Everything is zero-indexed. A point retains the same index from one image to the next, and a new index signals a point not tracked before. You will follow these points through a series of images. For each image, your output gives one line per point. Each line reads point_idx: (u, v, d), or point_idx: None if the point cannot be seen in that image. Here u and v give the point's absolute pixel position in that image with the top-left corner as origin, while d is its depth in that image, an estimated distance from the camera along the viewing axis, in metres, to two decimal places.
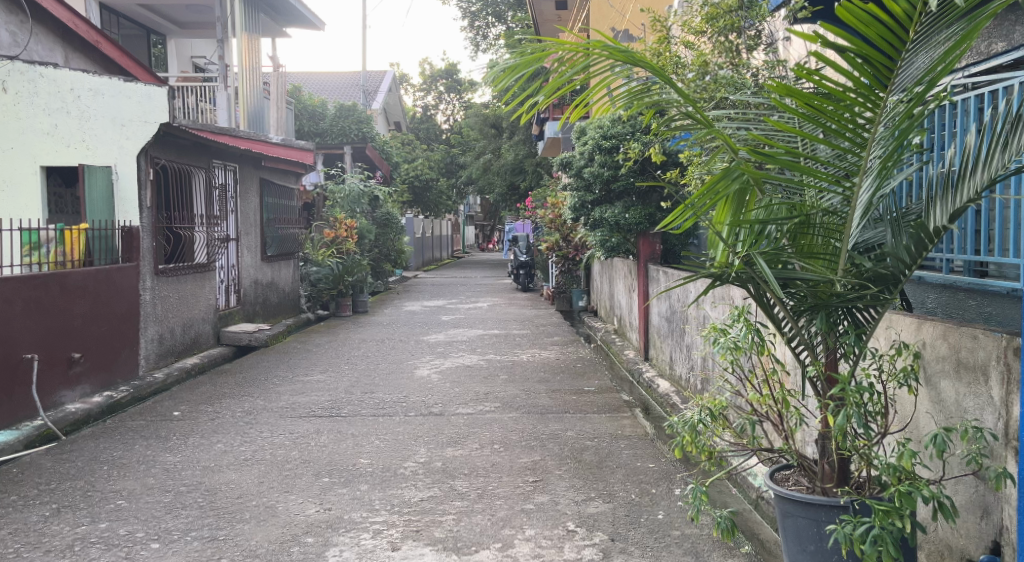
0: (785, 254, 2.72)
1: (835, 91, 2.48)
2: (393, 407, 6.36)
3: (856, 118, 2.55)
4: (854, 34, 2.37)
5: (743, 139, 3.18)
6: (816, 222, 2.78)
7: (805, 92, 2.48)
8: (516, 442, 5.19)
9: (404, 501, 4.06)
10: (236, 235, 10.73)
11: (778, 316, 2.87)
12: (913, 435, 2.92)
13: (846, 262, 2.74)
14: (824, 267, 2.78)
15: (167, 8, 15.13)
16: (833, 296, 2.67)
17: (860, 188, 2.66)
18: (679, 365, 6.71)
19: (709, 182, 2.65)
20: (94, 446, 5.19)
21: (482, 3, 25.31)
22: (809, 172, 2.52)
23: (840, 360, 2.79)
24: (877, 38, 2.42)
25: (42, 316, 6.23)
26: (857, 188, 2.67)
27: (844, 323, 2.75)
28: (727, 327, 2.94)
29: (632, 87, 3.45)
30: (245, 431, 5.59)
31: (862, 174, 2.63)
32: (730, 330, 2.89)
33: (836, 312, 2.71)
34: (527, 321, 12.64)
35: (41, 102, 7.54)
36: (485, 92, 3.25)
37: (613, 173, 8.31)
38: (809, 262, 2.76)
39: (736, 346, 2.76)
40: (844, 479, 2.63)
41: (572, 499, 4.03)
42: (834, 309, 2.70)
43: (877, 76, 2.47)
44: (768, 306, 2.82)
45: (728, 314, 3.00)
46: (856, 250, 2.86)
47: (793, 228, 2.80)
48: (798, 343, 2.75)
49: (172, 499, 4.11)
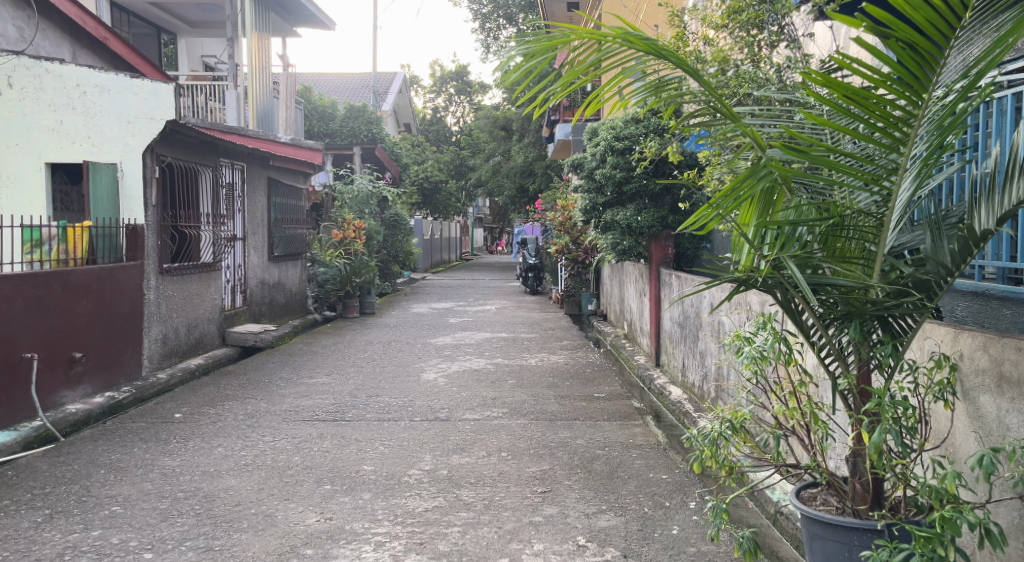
0: (817, 257, 2.57)
1: (876, 81, 2.33)
2: (399, 411, 6.22)
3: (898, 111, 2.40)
4: (900, 20, 2.22)
5: (770, 136, 3.03)
6: (850, 224, 2.63)
7: (844, 82, 2.33)
8: (524, 450, 5.05)
9: (408, 511, 3.91)
10: (243, 235, 10.62)
11: (806, 324, 2.72)
12: (950, 452, 2.77)
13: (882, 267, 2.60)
14: (859, 271, 2.62)
15: (177, 6, 15.04)
16: (868, 303, 2.52)
17: (899, 187, 2.51)
18: (692, 373, 6.55)
19: (737, 179, 2.50)
20: (92, 449, 5.07)
21: (494, 5, 25.23)
22: (845, 168, 2.37)
23: (873, 373, 2.64)
24: (925, 24, 2.26)
25: (43, 315, 6.11)
26: (895, 187, 2.52)
27: (878, 332, 2.60)
28: (750, 335, 2.78)
29: (648, 82, 3.30)
30: (247, 435, 5.47)
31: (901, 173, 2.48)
32: (755, 339, 2.74)
33: (870, 320, 2.56)
34: (535, 324, 12.50)
35: (47, 98, 7.49)
36: (495, 85, 3.10)
37: (626, 174, 8.16)
38: (842, 266, 2.61)
39: (762, 356, 2.60)
40: (877, 501, 2.50)
41: (583, 511, 3.89)
42: (868, 317, 2.55)
43: (922, 66, 2.32)
44: (796, 313, 2.67)
45: (753, 321, 2.85)
46: (892, 254, 2.71)
47: (825, 230, 2.65)
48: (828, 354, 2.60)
49: (168, 506, 3.98)
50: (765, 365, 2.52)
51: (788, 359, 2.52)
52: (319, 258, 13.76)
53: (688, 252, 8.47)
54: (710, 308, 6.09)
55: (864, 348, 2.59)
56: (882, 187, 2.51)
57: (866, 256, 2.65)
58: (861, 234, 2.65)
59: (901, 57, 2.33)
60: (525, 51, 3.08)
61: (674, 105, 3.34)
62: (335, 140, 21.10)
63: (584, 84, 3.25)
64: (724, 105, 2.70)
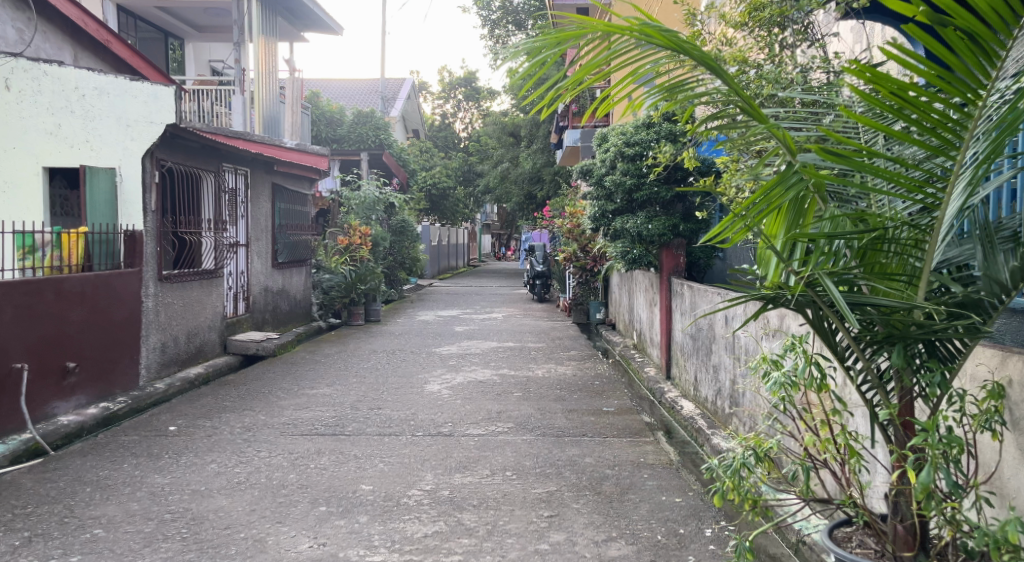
0: (855, 273, 2.37)
1: (930, 74, 2.15)
2: (400, 425, 6.01)
3: (953, 109, 2.21)
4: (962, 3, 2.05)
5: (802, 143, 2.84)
6: (892, 238, 2.43)
7: (894, 75, 2.15)
8: (530, 469, 4.83)
9: (406, 537, 3.70)
10: (246, 241, 10.46)
11: (840, 347, 2.52)
12: (998, 488, 2.57)
13: (928, 285, 2.40)
14: (901, 288, 2.42)
15: (183, 11, 14.92)
16: (912, 324, 2.32)
17: (950, 195, 2.32)
18: (705, 387, 6.33)
19: (766, 186, 2.31)
20: (81, 465, 4.88)
21: (503, 10, 25.10)
22: (892, 171, 2.18)
23: (916, 401, 2.44)
24: (987, 10, 2.09)
25: (34, 324, 5.92)
26: (945, 196, 2.33)
27: (921, 356, 2.40)
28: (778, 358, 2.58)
29: (665, 81, 3.10)
30: (242, 449, 5.27)
31: (952, 179, 2.29)
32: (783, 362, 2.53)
33: (914, 343, 2.36)
34: (542, 333, 12.29)
35: (44, 102, 7.20)
36: (502, 80, 2.90)
37: (636, 182, 7.94)
38: (883, 283, 2.41)
39: (792, 382, 2.39)
40: (923, 548, 2.36)
41: (591, 539, 3.69)
42: (912, 341, 2.36)
43: (982, 58, 2.15)
44: (829, 334, 2.47)
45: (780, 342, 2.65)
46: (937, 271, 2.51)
47: (864, 244, 2.45)
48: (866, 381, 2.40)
49: (153, 530, 3.79)
50: (798, 392, 2.31)
51: (821, 386, 2.31)
52: (324, 265, 13.58)
53: (699, 261, 8.26)
54: (726, 320, 5.87)
55: (905, 374, 2.39)
56: (931, 196, 2.31)
57: (909, 272, 2.45)
58: (903, 248, 2.45)
59: (957, 49, 2.15)
60: (533, 46, 2.88)
61: (694, 105, 3.13)
62: (342, 146, 20.95)
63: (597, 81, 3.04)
64: (751, 105, 2.50)
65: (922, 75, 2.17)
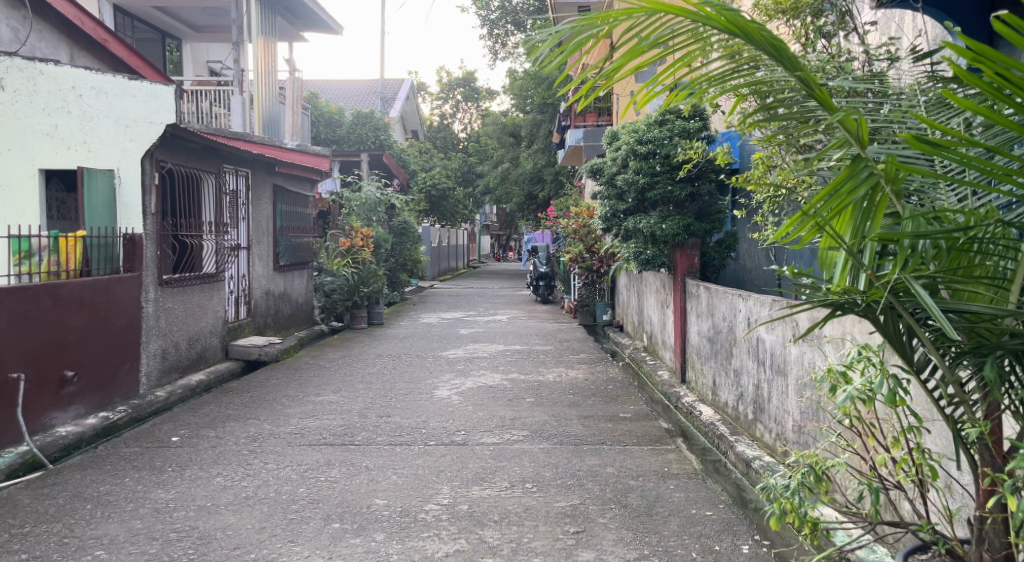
0: (938, 278, 2.21)
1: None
2: (411, 433, 5.81)
3: None
4: None
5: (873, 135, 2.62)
6: (979, 237, 2.25)
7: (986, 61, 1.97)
8: (550, 481, 4.64)
9: (426, 557, 3.52)
10: (247, 244, 10.24)
11: (917, 357, 2.37)
12: None
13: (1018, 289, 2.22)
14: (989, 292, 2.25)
15: (181, 11, 14.70)
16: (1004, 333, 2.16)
17: None
18: (726, 392, 6.14)
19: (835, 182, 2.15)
20: (81, 479, 4.68)
21: (502, 10, 24.93)
22: (984, 166, 2.00)
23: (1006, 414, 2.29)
24: None
25: (31, 332, 5.71)
26: None
27: (1012, 367, 2.24)
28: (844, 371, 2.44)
29: (718, 70, 2.87)
30: (248, 462, 5.06)
31: None
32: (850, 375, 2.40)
33: (1004, 354, 2.20)
34: (549, 336, 12.08)
35: (41, 101, 7.03)
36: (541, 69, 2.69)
37: (649, 180, 7.72)
38: (969, 287, 2.24)
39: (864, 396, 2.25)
40: None
41: (623, 557, 3.52)
42: (1003, 352, 2.20)
43: None
44: (906, 344, 2.32)
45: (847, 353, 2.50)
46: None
47: (947, 245, 2.28)
48: (947, 394, 2.26)
49: (158, 551, 3.59)
50: (871, 408, 2.13)
51: (894, 400, 2.17)
52: (326, 267, 13.42)
53: (713, 261, 8.06)
54: (748, 322, 5.68)
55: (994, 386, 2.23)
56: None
57: (997, 275, 2.28)
58: (991, 248, 2.27)
59: None
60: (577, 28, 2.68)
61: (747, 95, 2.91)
62: (342, 147, 20.74)
63: (640, 66, 2.82)
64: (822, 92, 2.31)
65: (1018, 60, 1.98)
